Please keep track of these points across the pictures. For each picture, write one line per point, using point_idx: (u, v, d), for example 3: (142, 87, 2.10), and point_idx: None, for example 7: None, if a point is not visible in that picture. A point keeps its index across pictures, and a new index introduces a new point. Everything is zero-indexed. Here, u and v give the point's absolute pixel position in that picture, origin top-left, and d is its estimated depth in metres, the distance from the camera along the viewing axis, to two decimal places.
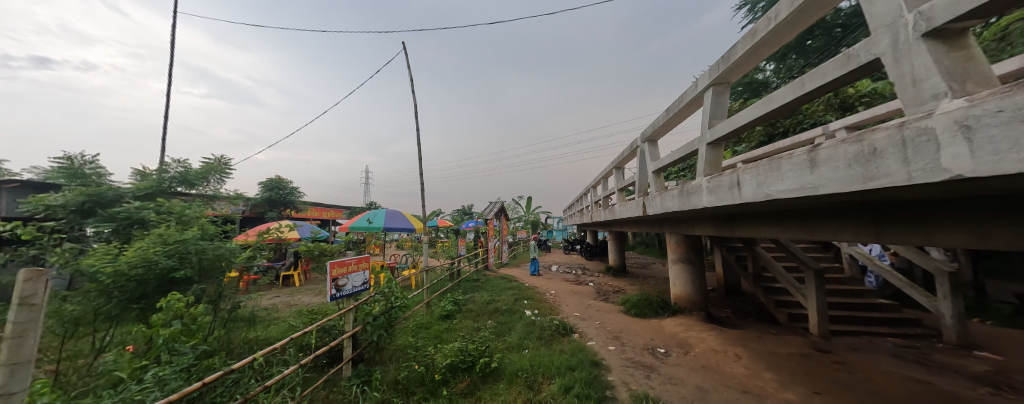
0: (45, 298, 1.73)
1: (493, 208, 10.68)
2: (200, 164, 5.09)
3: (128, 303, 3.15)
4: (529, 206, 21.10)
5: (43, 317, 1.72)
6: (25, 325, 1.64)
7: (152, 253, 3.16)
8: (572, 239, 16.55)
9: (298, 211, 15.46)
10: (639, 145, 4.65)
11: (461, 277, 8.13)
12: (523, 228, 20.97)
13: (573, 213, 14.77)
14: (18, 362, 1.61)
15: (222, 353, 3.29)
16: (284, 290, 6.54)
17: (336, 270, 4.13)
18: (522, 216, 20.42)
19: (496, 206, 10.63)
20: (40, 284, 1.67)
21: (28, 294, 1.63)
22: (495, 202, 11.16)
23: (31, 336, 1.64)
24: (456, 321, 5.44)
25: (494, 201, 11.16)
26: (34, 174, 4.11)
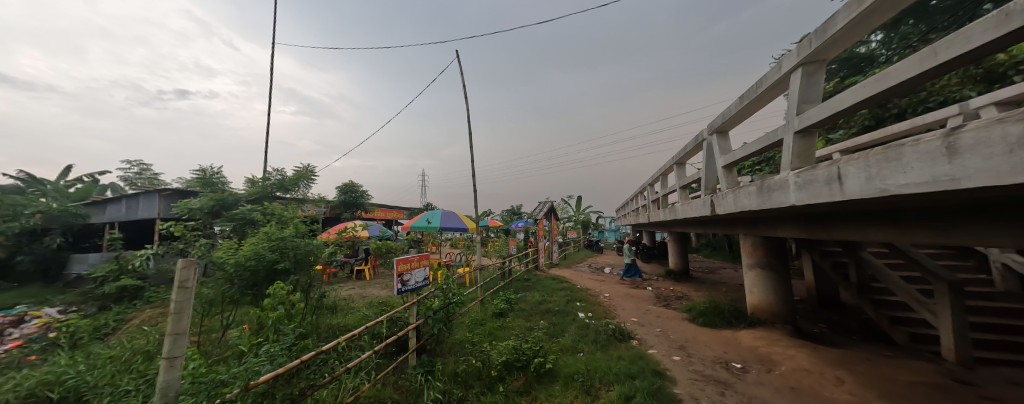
0: (194, 283, 2.13)
1: (542, 207, 10.67)
2: (293, 172, 5.96)
3: (245, 289, 3.80)
4: (578, 205, 20.63)
5: (192, 298, 2.12)
6: (183, 303, 2.06)
7: (260, 248, 3.79)
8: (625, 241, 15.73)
9: (367, 212, 17.15)
10: (706, 138, 4.24)
11: (512, 276, 8.25)
12: (571, 228, 20.59)
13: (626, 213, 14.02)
14: (176, 333, 2.02)
15: (313, 336, 3.79)
16: (357, 283, 7.32)
17: (402, 266, 4.47)
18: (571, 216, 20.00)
19: (546, 205, 10.58)
20: (191, 270, 2.06)
21: (183, 278, 2.02)
22: (544, 202, 11.09)
23: (186, 312, 2.05)
24: (510, 320, 5.53)
25: (543, 201, 11.10)
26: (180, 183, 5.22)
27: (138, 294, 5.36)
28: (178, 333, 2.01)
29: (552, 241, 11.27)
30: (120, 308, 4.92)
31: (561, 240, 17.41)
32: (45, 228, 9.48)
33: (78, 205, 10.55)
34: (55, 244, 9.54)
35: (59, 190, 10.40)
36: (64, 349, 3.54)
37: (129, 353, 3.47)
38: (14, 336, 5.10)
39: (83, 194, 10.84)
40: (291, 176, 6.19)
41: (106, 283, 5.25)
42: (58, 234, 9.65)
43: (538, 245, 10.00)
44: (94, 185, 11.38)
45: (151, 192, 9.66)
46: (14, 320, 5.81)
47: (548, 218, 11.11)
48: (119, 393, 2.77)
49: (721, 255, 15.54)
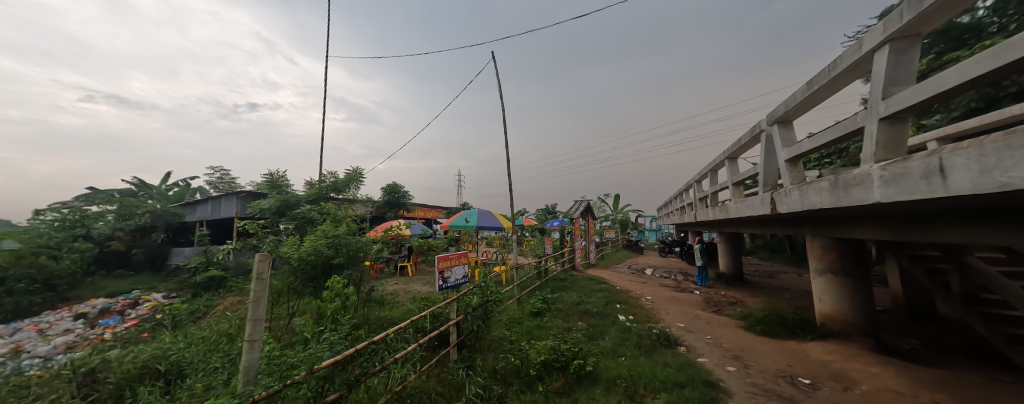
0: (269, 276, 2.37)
1: (579, 206, 10.48)
2: (344, 175, 6.44)
3: (306, 282, 4.19)
4: (615, 204, 19.92)
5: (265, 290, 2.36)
6: (259, 292, 2.31)
7: (318, 245, 4.15)
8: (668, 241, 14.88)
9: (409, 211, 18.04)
10: (765, 130, 3.87)
11: (548, 275, 8.20)
12: (608, 227, 19.93)
13: (669, 212, 13.27)
14: (254, 320, 2.28)
15: (365, 327, 4.06)
16: (401, 278, 7.73)
17: (443, 263, 4.64)
18: (608, 215, 19.40)
19: (582, 204, 10.37)
20: (266, 264, 2.29)
21: (260, 271, 2.26)
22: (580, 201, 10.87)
23: (262, 301, 2.30)
24: (547, 320, 5.50)
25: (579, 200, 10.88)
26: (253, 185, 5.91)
27: (221, 283, 6.16)
28: (256, 320, 2.26)
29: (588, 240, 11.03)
30: (209, 295, 5.69)
31: (598, 240, 16.95)
32: (152, 225, 11.28)
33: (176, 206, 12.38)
34: (159, 240, 11.39)
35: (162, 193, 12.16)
36: (169, 328, 4.17)
37: (216, 335, 4.00)
38: (133, 316, 6.13)
39: (180, 197, 12.69)
40: (344, 179, 6.70)
41: (198, 273, 6.10)
42: (161, 231, 11.34)
43: (574, 244, 9.84)
44: (188, 189, 13.28)
45: (230, 195, 11.02)
46: (133, 302, 6.97)
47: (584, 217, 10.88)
48: (210, 369, 3.22)
49: (781, 259, 14.01)
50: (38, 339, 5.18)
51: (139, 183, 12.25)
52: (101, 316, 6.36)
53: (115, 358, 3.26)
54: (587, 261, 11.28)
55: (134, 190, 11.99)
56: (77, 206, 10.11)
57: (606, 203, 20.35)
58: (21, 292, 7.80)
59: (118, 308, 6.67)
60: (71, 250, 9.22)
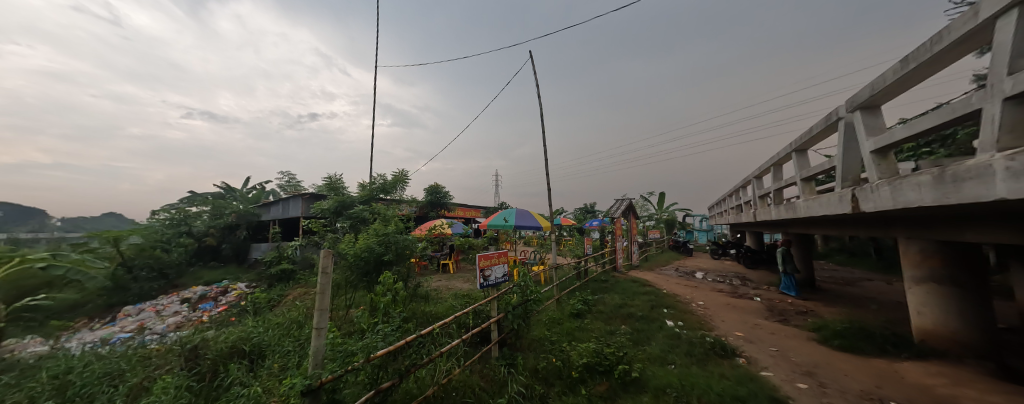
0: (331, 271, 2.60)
1: (620, 204, 10.09)
2: (392, 177, 6.89)
3: (361, 276, 4.54)
4: (659, 203, 18.80)
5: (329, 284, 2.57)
6: (324, 285, 2.55)
7: (371, 242, 4.49)
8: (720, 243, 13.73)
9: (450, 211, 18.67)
10: (846, 118, 3.40)
11: (588, 276, 8.00)
12: (652, 227, 18.88)
13: (722, 211, 12.23)
14: (320, 310, 2.51)
15: (413, 320, 4.29)
16: (443, 275, 8.04)
17: (484, 262, 4.76)
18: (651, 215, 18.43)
19: (623, 203, 9.97)
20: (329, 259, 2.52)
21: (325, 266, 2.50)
22: (620, 200, 10.47)
23: (325, 293, 2.51)
24: (589, 322, 5.37)
25: (620, 198, 10.48)
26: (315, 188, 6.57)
27: (291, 275, 6.91)
28: (322, 310, 2.48)
29: (631, 241, 10.59)
30: (281, 285, 6.42)
31: (640, 240, 16.18)
32: (237, 224, 12.99)
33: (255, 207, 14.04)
34: (241, 236, 13.07)
35: (243, 196, 13.72)
36: (251, 314, 4.78)
37: (288, 321, 4.51)
38: (224, 302, 7.12)
39: (257, 198, 14.40)
40: (391, 180, 7.17)
41: (272, 266, 6.91)
42: (243, 228, 12.98)
43: (615, 245, 9.51)
44: (263, 192, 15.09)
45: (296, 196, 12.32)
46: (223, 290, 8.10)
47: (626, 217, 10.45)
48: (285, 352, 3.65)
49: (863, 265, 12.13)
50: (157, 319, 6.24)
51: (226, 186, 14.13)
52: (200, 301, 7.49)
53: (211, 337, 3.81)
54: (629, 263, 10.84)
55: (222, 192, 13.89)
56: (181, 207, 12.02)
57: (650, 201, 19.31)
58: (143, 278, 9.48)
59: (212, 294, 7.80)
60: (178, 244, 11.00)
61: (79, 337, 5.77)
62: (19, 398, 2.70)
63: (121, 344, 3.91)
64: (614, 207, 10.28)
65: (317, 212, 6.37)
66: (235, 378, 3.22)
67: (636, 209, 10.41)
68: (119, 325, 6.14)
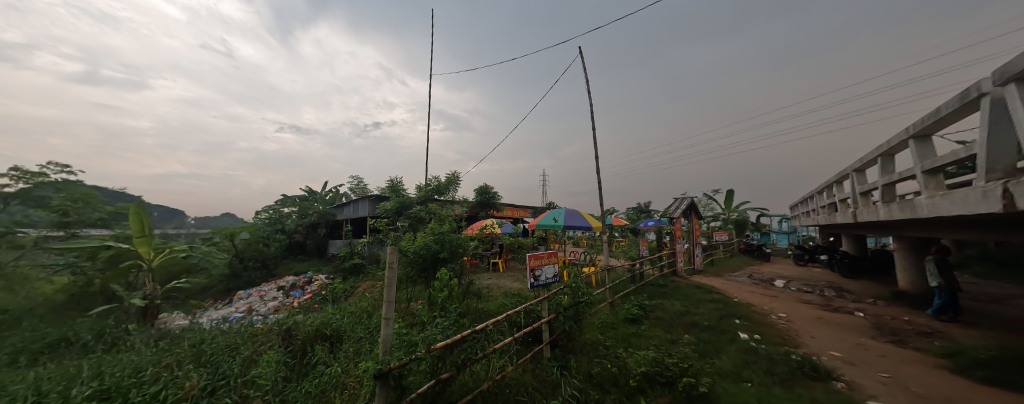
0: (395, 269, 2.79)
1: (681, 204, 9.34)
2: (445, 179, 7.29)
3: (420, 272, 4.87)
4: (726, 201, 16.93)
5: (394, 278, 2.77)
6: (389, 279, 2.76)
7: (428, 241, 4.78)
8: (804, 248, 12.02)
9: (499, 211, 19.05)
10: (992, 94, 2.68)
11: (644, 280, 7.52)
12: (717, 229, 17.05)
13: (809, 210, 10.59)
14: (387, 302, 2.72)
15: (467, 316, 4.46)
16: (494, 274, 8.24)
17: (534, 261, 4.76)
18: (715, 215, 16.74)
19: (683, 202, 9.21)
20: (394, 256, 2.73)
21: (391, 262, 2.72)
22: (680, 198, 9.68)
23: (390, 287, 2.72)
24: (646, 328, 5.05)
25: (679, 197, 9.70)
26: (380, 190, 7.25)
27: (361, 269, 7.71)
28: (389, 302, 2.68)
29: (693, 244, 9.74)
30: (353, 278, 7.20)
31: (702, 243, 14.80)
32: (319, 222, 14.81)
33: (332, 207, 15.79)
34: (322, 233, 14.83)
35: (322, 198, 15.31)
36: (330, 302, 5.42)
37: (359, 309, 5.02)
38: (309, 291, 8.19)
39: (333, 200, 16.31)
40: (445, 182, 7.58)
41: (346, 261, 7.74)
42: (323, 227, 14.75)
43: (674, 247, 8.83)
44: (338, 194, 16.79)
45: (364, 198, 13.69)
46: (308, 279, 9.31)
47: (687, 217, 9.62)
48: (357, 338, 4.07)
49: (1017, 280, 9.47)
50: (261, 303, 7.42)
51: (309, 190, 16.06)
52: (291, 289, 8.73)
53: (301, 320, 4.41)
54: (691, 267, 9.97)
55: (306, 195, 15.83)
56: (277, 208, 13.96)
57: (713, 200, 17.50)
58: (250, 268, 11.40)
59: (300, 283, 9.02)
60: (275, 239, 12.69)
61: (208, 315, 7.11)
62: (173, 359, 3.42)
63: (236, 322, 4.71)
64: (672, 207, 9.56)
65: (383, 212, 7.01)
66: (320, 358, 3.67)
67: (699, 209, 9.54)
68: (234, 307, 7.43)
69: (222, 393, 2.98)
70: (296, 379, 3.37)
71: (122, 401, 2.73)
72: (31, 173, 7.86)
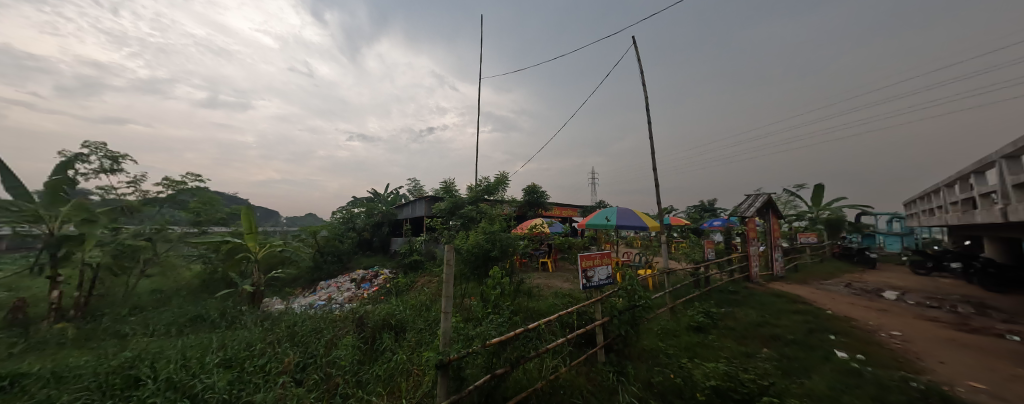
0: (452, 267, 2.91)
1: (755, 201, 8.32)
2: (495, 180, 7.47)
3: (473, 270, 5.05)
4: (811, 198, 14.60)
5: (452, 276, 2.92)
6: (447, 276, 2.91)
7: (480, 239, 4.95)
8: (927, 254, 9.87)
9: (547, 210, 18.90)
10: None
11: (710, 285, 6.84)
12: (801, 229, 14.79)
13: (931, 208, 8.63)
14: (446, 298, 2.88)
15: (520, 314, 4.50)
16: (543, 273, 8.21)
17: (586, 262, 4.61)
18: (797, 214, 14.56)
19: (758, 200, 8.18)
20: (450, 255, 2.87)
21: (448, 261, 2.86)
22: (753, 195, 8.60)
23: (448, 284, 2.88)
24: (715, 339, 4.59)
25: (752, 194, 8.62)
26: (434, 191, 7.72)
27: (419, 265, 8.30)
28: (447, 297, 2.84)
29: (770, 247, 8.61)
30: (413, 273, 7.78)
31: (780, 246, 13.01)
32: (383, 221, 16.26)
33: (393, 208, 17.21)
34: (386, 231, 16.27)
35: (385, 199, 16.75)
36: (394, 295, 5.92)
37: (419, 303, 5.39)
38: (376, 283, 9.04)
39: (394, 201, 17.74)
40: (494, 182, 7.76)
41: (407, 257, 8.38)
42: (386, 225, 16.15)
43: (747, 250, 7.91)
44: (398, 196, 18.18)
45: (420, 199, 14.64)
46: (375, 273, 10.27)
47: (763, 216, 8.53)
48: (419, 329, 4.38)
49: None
50: (339, 292, 8.41)
51: (374, 193, 17.70)
52: (361, 281, 9.73)
53: (371, 310, 4.89)
54: (769, 273, 8.82)
55: (372, 197, 17.48)
56: (348, 209, 15.66)
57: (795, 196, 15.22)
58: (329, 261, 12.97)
59: (369, 276, 10.01)
60: (348, 237, 14.19)
61: (299, 301, 8.28)
62: (275, 337, 4.04)
63: (320, 308, 5.40)
64: (743, 205, 8.57)
65: (438, 212, 7.44)
66: (387, 345, 4.01)
67: (777, 207, 8.42)
68: (318, 295, 8.55)
69: (311, 370, 3.43)
70: (368, 362, 3.74)
71: (240, 369, 3.30)
72: (176, 181, 9.95)
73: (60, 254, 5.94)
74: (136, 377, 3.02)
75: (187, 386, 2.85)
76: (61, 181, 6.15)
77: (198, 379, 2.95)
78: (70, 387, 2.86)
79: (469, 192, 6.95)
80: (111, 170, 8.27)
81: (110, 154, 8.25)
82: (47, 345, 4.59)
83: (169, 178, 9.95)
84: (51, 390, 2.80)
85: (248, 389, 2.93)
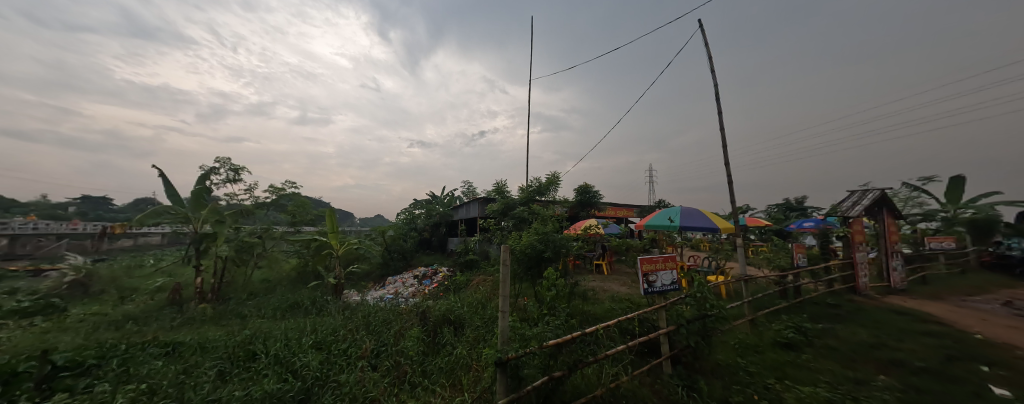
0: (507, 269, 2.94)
1: (863, 198, 6.95)
2: (546, 180, 7.43)
3: (527, 270, 5.06)
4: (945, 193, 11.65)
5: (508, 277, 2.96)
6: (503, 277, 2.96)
7: (533, 240, 4.93)
8: None
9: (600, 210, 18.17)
10: None
11: (800, 297, 5.88)
12: (929, 232, 11.90)
13: None
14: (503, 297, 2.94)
15: (576, 317, 4.38)
16: (598, 276, 7.92)
17: (646, 266, 4.28)
18: (923, 213, 11.75)
19: (871, 197, 6.77)
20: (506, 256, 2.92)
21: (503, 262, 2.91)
22: (861, 191, 7.15)
23: (505, 284, 2.93)
24: (810, 359, 3.93)
25: (860, 189, 7.18)
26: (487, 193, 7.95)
27: (474, 264, 8.64)
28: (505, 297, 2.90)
29: (885, 253, 7.15)
30: (470, 272, 8.14)
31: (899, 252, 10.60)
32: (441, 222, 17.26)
33: (449, 209, 18.16)
34: (443, 231, 17.22)
35: (442, 201, 17.77)
36: (452, 292, 6.24)
37: (475, 300, 5.57)
38: (436, 280, 9.65)
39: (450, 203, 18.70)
40: (546, 182, 7.70)
41: (463, 256, 8.79)
42: (443, 226, 17.10)
43: (852, 256, 6.67)
44: (453, 198, 19.15)
45: (474, 200, 15.19)
46: (434, 270, 10.94)
47: (874, 216, 7.06)
48: (476, 326, 4.53)
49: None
50: (404, 287, 9.17)
51: (432, 195, 18.89)
52: (422, 277, 10.45)
53: (433, 305, 5.21)
54: (883, 284, 7.31)
55: (430, 200, 18.69)
56: (410, 210, 16.96)
57: (919, 191, 12.30)
58: (394, 258, 14.20)
59: (429, 273, 10.70)
60: (411, 235, 15.16)
61: (371, 294, 9.22)
62: (353, 325, 4.53)
63: (389, 301, 5.93)
64: (847, 202, 7.23)
65: (491, 213, 7.63)
66: (448, 339, 4.22)
67: (895, 205, 6.94)
68: (387, 289, 9.41)
69: (384, 357, 3.77)
70: (431, 354, 3.97)
71: (328, 351, 3.78)
72: (280, 188, 11.81)
73: (202, 248, 7.49)
74: (254, 351, 3.65)
75: (290, 362, 3.36)
76: (202, 189, 7.72)
77: (298, 357, 3.45)
78: (211, 355, 3.57)
79: (521, 193, 7.01)
80: (234, 179, 10.12)
81: (233, 166, 10.12)
82: (195, 320, 5.82)
83: (273, 186, 11.82)
84: (199, 357, 3.53)
85: (335, 369, 3.33)
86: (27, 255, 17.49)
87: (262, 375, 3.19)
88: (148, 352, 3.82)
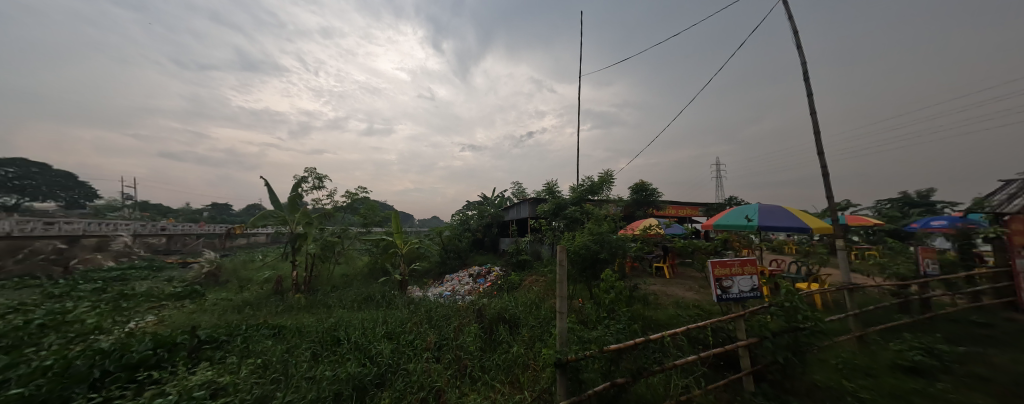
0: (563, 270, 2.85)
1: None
2: (599, 178, 7.16)
3: (582, 272, 4.91)
4: None
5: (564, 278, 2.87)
6: (559, 277, 2.89)
7: (587, 241, 4.77)
8: None
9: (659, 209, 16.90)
10: None
11: (927, 312, 4.76)
12: None
13: None
14: (561, 299, 2.87)
15: (637, 322, 4.11)
16: (659, 279, 7.39)
17: (719, 270, 3.84)
18: None
19: None
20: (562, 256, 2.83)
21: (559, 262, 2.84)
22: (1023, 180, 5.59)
23: (562, 285, 2.86)
24: (948, 390, 3.16)
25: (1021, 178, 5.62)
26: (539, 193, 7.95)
27: (527, 264, 8.68)
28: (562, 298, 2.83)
29: None
30: (523, 272, 8.21)
31: None
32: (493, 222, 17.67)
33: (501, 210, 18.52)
34: (495, 231, 17.57)
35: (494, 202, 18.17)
36: (507, 291, 6.35)
37: (529, 300, 5.56)
38: (490, 279, 9.91)
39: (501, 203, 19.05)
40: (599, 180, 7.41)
41: (515, 256, 8.89)
42: (495, 226, 17.49)
43: (1011, 263, 5.24)
44: (505, 199, 19.49)
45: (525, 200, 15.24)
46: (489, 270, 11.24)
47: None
48: (532, 326, 4.52)
49: None
50: (461, 285, 9.60)
51: (484, 197, 19.47)
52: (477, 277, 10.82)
53: (488, 303, 5.35)
54: None
55: (482, 201, 19.28)
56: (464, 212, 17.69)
57: None
58: (451, 257, 14.93)
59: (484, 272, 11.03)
60: (465, 235, 15.79)
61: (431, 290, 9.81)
62: (418, 319, 4.85)
63: (450, 298, 6.26)
64: (1000, 195, 5.71)
65: (543, 213, 7.59)
66: (505, 337, 4.29)
67: None
68: (446, 286, 9.91)
69: (446, 350, 3.97)
70: (489, 350, 4.08)
71: (398, 341, 4.12)
72: (353, 193, 13.24)
73: (295, 246, 8.74)
74: (337, 337, 4.11)
75: (366, 349, 3.74)
76: (295, 195, 8.96)
77: (373, 345, 3.81)
78: (306, 338, 4.13)
79: (573, 192, 6.85)
80: (318, 187, 11.63)
81: (317, 175, 11.62)
82: (292, 308, 6.82)
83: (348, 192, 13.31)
84: (296, 339, 4.11)
85: (404, 358, 3.60)
86: (179, 250, 22.34)
87: (346, 358, 3.59)
88: (262, 332, 4.56)
